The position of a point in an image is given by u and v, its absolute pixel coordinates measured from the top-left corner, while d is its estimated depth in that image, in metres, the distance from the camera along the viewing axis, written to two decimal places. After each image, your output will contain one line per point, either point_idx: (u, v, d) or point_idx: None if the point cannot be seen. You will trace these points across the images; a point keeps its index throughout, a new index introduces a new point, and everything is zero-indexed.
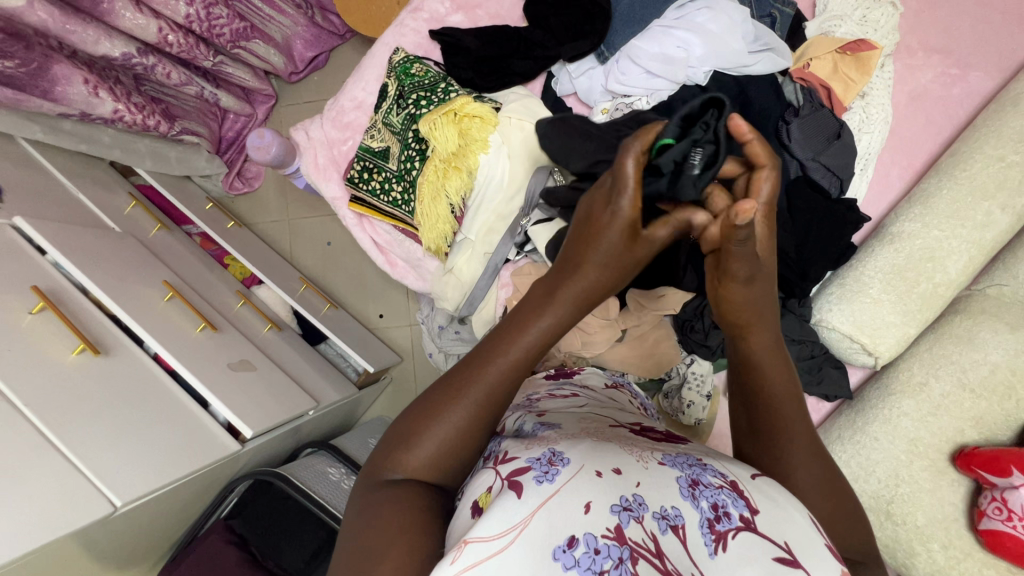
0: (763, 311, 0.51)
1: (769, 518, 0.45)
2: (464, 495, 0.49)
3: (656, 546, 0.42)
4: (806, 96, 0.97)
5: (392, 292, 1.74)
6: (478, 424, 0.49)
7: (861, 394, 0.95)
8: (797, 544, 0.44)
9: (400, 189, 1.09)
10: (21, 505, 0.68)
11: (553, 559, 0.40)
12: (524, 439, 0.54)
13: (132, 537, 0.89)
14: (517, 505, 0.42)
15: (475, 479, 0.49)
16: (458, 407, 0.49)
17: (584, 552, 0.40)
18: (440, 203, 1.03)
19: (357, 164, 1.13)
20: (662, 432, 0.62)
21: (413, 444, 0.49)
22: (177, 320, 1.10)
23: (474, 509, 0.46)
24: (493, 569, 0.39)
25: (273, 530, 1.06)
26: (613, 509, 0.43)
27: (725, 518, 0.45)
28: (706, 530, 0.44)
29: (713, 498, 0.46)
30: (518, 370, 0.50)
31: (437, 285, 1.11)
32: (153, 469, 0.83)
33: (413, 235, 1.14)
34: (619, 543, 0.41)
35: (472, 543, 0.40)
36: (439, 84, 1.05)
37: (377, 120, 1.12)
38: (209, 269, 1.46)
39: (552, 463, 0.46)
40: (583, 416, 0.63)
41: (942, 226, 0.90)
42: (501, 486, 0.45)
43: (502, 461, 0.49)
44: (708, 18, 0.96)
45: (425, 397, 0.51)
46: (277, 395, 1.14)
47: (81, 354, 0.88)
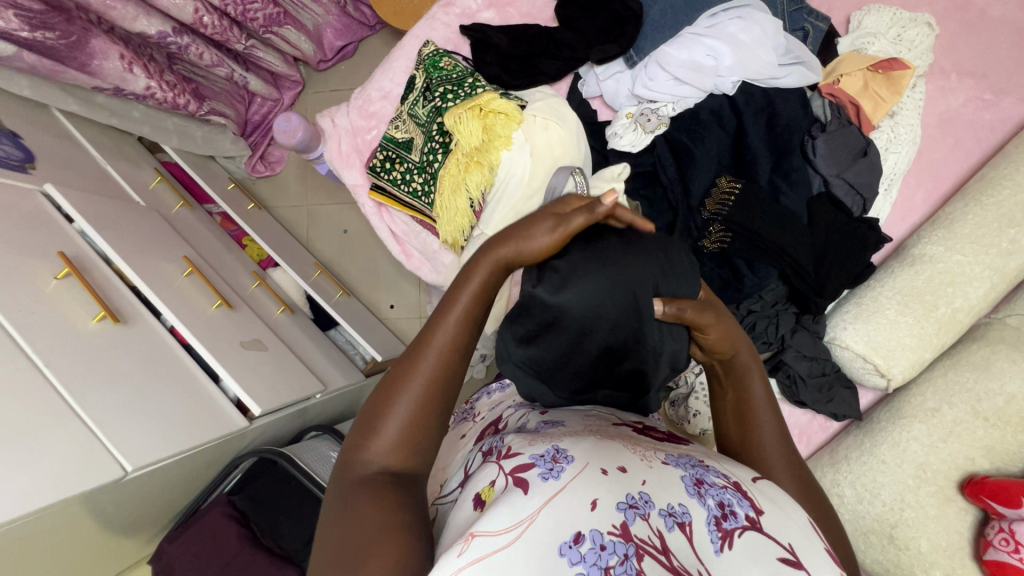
0: (723, 331, 0.61)
1: (771, 519, 0.46)
2: (467, 488, 0.50)
3: (661, 543, 0.42)
4: (834, 112, 0.96)
5: (404, 284, 1.77)
6: (438, 392, 0.51)
7: (872, 416, 0.94)
8: (799, 546, 0.46)
9: (421, 181, 1.10)
10: (38, 462, 0.70)
11: (559, 554, 0.40)
12: (528, 434, 0.55)
13: (138, 503, 0.91)
14: (523, 501, 0.43)
15: (479, 471, 0.51)
16: (415, 379, 0.51)
17: (590, 548, 0.40)
18: (459, 197, 1.03)
19: (380, 153, 1.14)
20: (664, 431, 0.63)
21: (377, 430, 0.50)
22: (194, 296, 1.12)
23: (477, 502, 0.47)
24: (497, 562, 0.40)
25: (273, 507, 1.08)
26: (619, 506, 0.43)
27: (732, 516, 0.46)
28: (714, 528, 0.45)
29: (719, 497, 0.47)
30: (460, 332, 0.53)
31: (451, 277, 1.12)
32: (163, 438, 0.84)
33: (429, 227, 1.16)
34: (625, 539, 0.41)
35: (476, 538, 0.41)
36: (466, 79, 1.06)
37: (403, 111, 1.13)
38: (227, 248, 1.48)
39: (556, 461, 0.47)
40: (588, 413, 0.63)
41: (966, 250, 0.89)
42: (506, 483, 0.47)
43: (505, 457, 0.50)
44: (739, 29, 0.96)
45: (383, 381, 0.53)
46: (287, 375, 1.16)
47: (102, 322, 0.90)
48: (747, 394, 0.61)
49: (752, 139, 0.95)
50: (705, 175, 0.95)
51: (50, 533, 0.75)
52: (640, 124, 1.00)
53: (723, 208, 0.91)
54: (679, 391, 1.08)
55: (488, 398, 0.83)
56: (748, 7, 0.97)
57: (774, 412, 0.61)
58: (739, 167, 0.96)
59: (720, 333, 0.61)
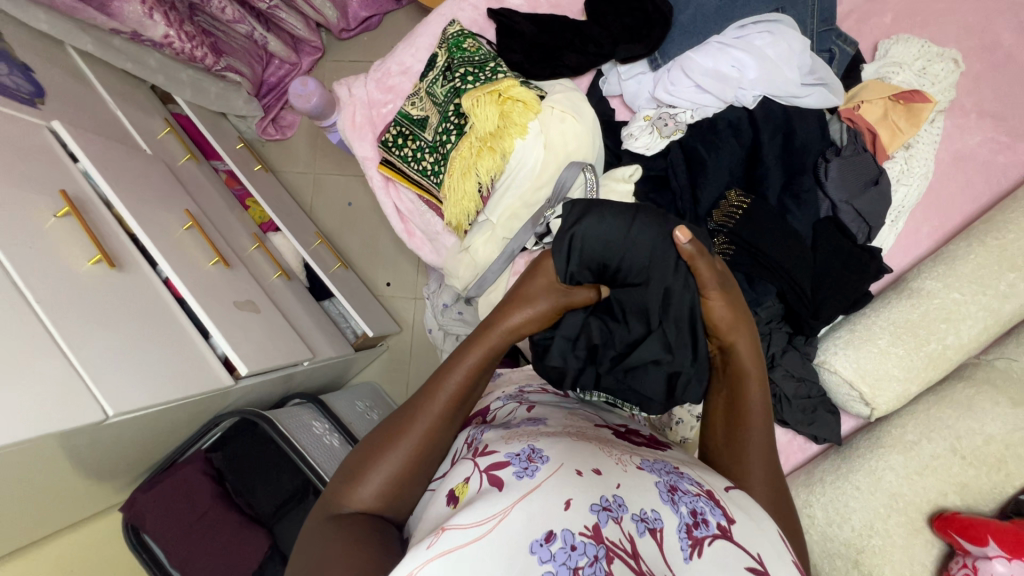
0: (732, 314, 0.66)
1: (742, 528, 0.51)
2: (444, 482, 0.57)
3: (632, 547, 0.46)
4: (851, 136, 0.97)
5: (403, 263, 1.77)
6: (424, 452, 0.59)
7: (851, 441, 0.95)
8: (767, 555, 0.50)
9: (432, 160, 1.09)
10: (18, 396, 0.69)
11: (530, 551, 0.44)
12: (507, 431, 0.60)
13: (116, 448, 0.91)
14: (500, 498, 0.48)
15: (457, 466, 0.57)
16: (405, 439, 0.59)
17: (561, 547, 0.44)
18: (468, 180, 1.02)
19: (393, 128, 1.14)
20: (643, 436, 0.68)
21: (362, 478, 0.58)
22: (192, 250, 1.11)
23: (451, 497, 0.53)
24: (470, 553, 0.45)
25: (248, 467, 1.08)
26: (593, 508, 0.47)
27: (703, 524, 0.49)
28: (684, 535, 0.49)
29: (692, 505, 0.51)
30: (452, 401, 0.61)
31: (449, 260, 1.11)
32: (148, 387, 0.84)
33: (435, 207, 1.15)
34: (596, 541, 0.45)
35: (451, 529, 0.46)
36: (488, 63, 1.05)
37: (421, 88, 1.12)
38: (229, 207, 1.47)
39: (532, 461, 0.52)
40: (572, 411, 0.70)
41: (964, 289, 0.89)
42: (482, 481, 0.52)
43: (480, 455, 0.56)
44: (766, 43, 0.95)
45: (377, 436, 0.61)
46: (276, 340, 1.16)
47: (97, 265, 0.89)
48: (742, 392, 0.65)
49: (766, 155, 0.95)
50: (715, 186, 0.95)
51: (24, 468, 0.75)
52: (657, 127, 1.00)
53: (730, 221, 0.91)
54: None
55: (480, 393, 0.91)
56: (778, 23, 0.97)
57: (767, 423, 0.64)
58: (750, 183, 0.96)
59: (725, 311, 0.65)
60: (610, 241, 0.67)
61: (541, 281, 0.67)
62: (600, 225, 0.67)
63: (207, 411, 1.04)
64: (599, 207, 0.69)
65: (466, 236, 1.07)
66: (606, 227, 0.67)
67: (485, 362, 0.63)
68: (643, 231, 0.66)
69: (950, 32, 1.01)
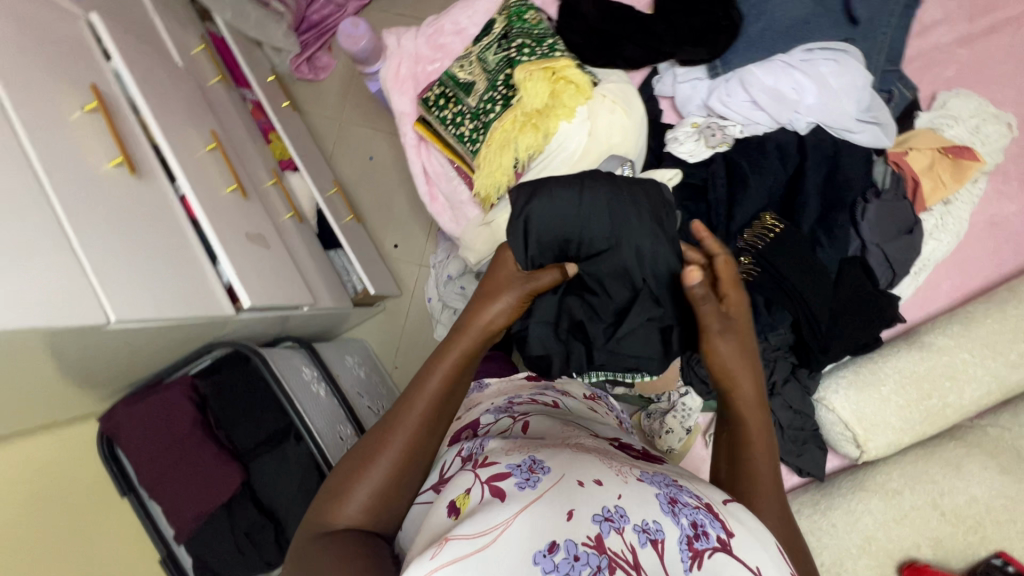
0: (733, 353, 0.65)
1: (741, 542, 0.51)
2: (445, 491, 0.57)
3: (633, 558, 0.47)
4: (893, 182, 0.95)
5: (414, 228, 1.76)
6: (407, 463, 0.59)
7: (833, 479, 0.96)
8: (765, 567, 0.51)
9: (471, 127, 1.07)
10: (25, 283, 0.66)
11: (533, 562, 0.46)
12: (508, 443, 0.63)
13: (106, 356, 0.89)
14: (500, 508, 0.50)
15: (457, 476, 0.57)
16: (385, 454, 0.59)
17: (563, 558, 0.46)
18: (505, 152, 1.00)
19: (437, 88, 1.11)
20: (639, 450, 0.72)
21: (346, 498, 0.58)
22: (211, 173, 1.09)
23: (452, 509, 0.53)
24: (475, 563, 0.46)
25: (234, 399, 1.06)
26: (595, 518, 0.49)
27: (703, 536, 0.50)
28: (685, 547, 0.50)
29: (693, 517, 0.52)
30: (429, 411, 0.61)
31: (467, 232, 1.09)
32: (154, 301, 0.82)
33: (464, 175, 1.14)
34: (598, 551, 0.47)
35: (454, 540, 0.47)
36: (546, 39, 1.03)
37: (472, 52, 1.10)
38: (252, 138, 1.43)
39: (533, 473, 0.54)
40: (569, 425, 0.74)
41: (975, 350, 0.90)
42: (482, 491, 0.53)
43: (481, 465, 0.57)
44: (831, 71, 0.94)
45: (355, 453, 0.61)
46: (282, 279, 1.14)
47: (117, 168, 0.87)
48: (750, 438, 0.64)
49: (808, 183, 0.93)
50: (751, 205, 0.94)
51: (17, 359, 0.73)
52: (703, 136, 0.99)
53: (759, 242, 0.91)
54: (658, 405, 1.07)
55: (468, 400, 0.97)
56: (845, 53, 0.95)
57: (771, 448, 0.63)
58: (787, 209, 0.95)
59: (731, 347, 0.65)
60: (566, 216, 0.72)
61: (508, 269, 0.69)
62: (551, 203, 0.71)
63: (200, 337, 1.01)
64: (548, 190, 0.72)
65: (491, 209, 1.04)
66: (566, 216, 0.72)
67: (461, 367, 0.64)
68: (595, 206, 0.73)
69: (1009, 95, 1.00)
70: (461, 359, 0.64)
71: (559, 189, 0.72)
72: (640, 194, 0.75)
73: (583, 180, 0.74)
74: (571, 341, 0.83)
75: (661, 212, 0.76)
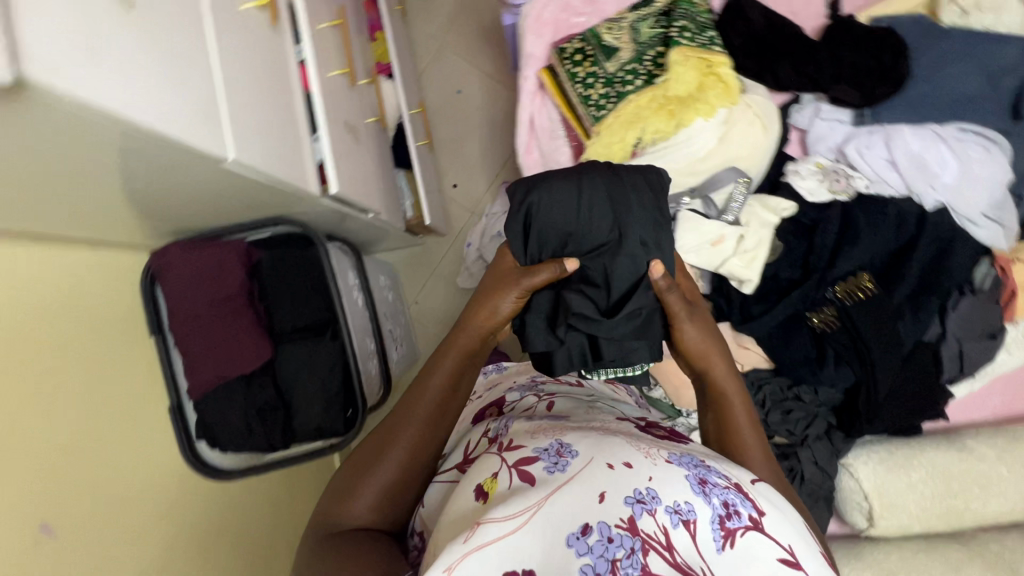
0: (699, 333, 0.74)
1: (772, 521, 0.52)
2: (469, 477, 0.59)
3: (665, 538, 0.48)
4: (991, 286, 0.94)
5: (478, 174, 1.75)
6: (413, 459, 0.67)
7: (830, 543, 0.97)
8: (797, 548, 0.51)
9: (602, 92, 1.03)
10: (174, 92, 0.59)
11: (567, 544, 0.47)
12: (532, 425, 0.64)
13: (184, 199, 0.85)
14: (532, 492, 0.51)
15: (482, 460, 0.60)
16: (393, 452, 0.66)
17: (597, 540, 0.47)
18: (631, 130, 0.97)
19: (576, 43, 1.07)
20: (665, 428, 0.70)
21: (356, 496, 0.64)
22: (328, 50, 1.04)
23: (480, 493, 0.55)
24: (506, 546, 0.48)
25: (285, 279, 1.04)
26: (627, 500, 0.49)
27: (736, 516, 0.50)
28: (717, 526, 0.49)
29: (724, 497, 0.51)
30: (432, 405, 0.69)
31: None
32: (265, 155, 0.77)
33: (571, 138, 1.11)
34: (631, 533, 0.47)
35: (486, 524, 0.49)
36: (707, 30, 1.00)
37: (625, 18, 1.05)
38: (362, 30, 1.38)
39: (561, 456, 0.55)
40: (592, 409, 0.74)
41: (1010, 467, 0.92)
42: (510, 474, 0.55)
43: (509, 450, 0.59)
44: (978, 157, 0.92)
45: (361, 454, 0.68)
46: (361, 179, 1.10)
47: (256, 10, 0.83)
48: (731, 404, 0.72)
49: (915, 259, 0.92)
50: (854, 259, 0.93)
51: (135, 172, 0.66)
52: (827, 180, 0.96)
53: (850, 300, 0.92)
54: (683, 421, 1.07)
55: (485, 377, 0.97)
56: (996, 145, 0.94)
57: (745, 403, 0.73)
58: (885, 276, 0.94)
59: (695, 327, 0.74)
60: (567, 210, 0.73)
61: (509, 261, 0.76)
62: (553, 193, 0.73)
63: (270, 208, 0.97)
64: (548, 186, 0.74)
65: None
66: (566, 206, 0.73)
67: (461, 364, 0.73)
68: (596, 201, 0.73)
69: None
70: (460, 359, 0.73)
71: (559, 184, 0.73)
72: (636, 181, 0.75)
73: (583, 177, 0.75)
74: (578, 350, 0.74)
75: (659, 199, 0.76)
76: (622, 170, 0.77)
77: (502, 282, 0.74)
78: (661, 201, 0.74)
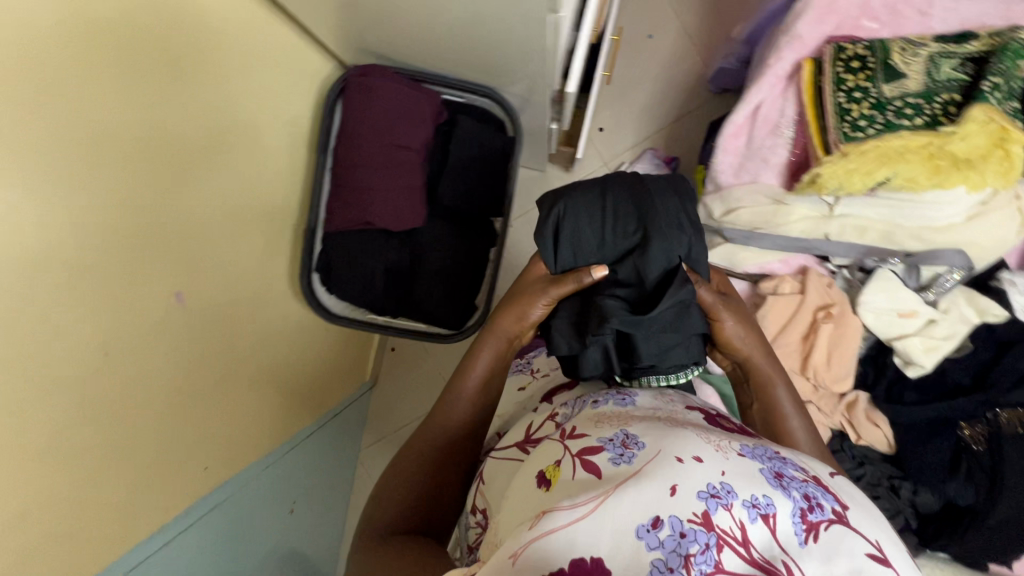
0: (742, 326, 0.74)
1: (860, 517, 0.42)
2: (534, 463, 0.52)
3: (743, 535, 0.39)
4: None
5: (628, 126, 1.68)
6: (446, 460, 0.70)
7: None
8: (886, 544, 0.41)
9: (866, 115, 0.93)
10: None
11: (637, 536, 0.39)
12: (600, 413, 0.56)
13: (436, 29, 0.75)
14: (598, 484, 0.44)
15: (547, 447, 0.52)
16: (427, 455, 0.70)
17: (669, 534, 0.39)
18: (881, 170, 0.90)
19: (859, 50, 0.96)
20: (736, 424, 0.59)
21: (391, 506, 0.66)
22: None
23: (543, 480, 0.48)
24: (574, 543, 0.40)
25: (462, 152, 0.96)
26: (699, 494, 0.41)
27: (818, 509, 0.41)
28: (798, 519, 0.40)
29: (804, 489, 0.42)
30: (469, 400, 0.74)
31: (747, 194, 1.07)
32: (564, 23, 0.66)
33: (792, 143, 1.05)
34: (706, 529, 0.39)
35: (550, 514, 0.41)
36: (1014, 98, 0.90)
37: (928, 46, 0.94)
38: None
39: (627, 447, 0.47)
40: (662, 394, 0.64)
41: None
42: (575, 462, 0.48)
43: (572, 438, 0.51)
44: None
45: (396, 462, 0.71)
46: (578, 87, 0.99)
47: None
48: (774, 395, 0.73)
49: None
50: None
51: None
52: None
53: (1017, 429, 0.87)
54: None
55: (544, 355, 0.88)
56: None
57: (789, 391, 0.74)
58: None
59: (736, 315, 0.73)
60: (593, 215, 0.71)
61: (539, 271, 0.76)
62: (581, 203, 0.71)
63: (500, 75, 0.88)
64: (572, 191, 0.72)
65: (795, 197, 1.02)
66: (591, 208, 0.71)
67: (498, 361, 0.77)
68: (617, 201, 0.70)
69: None
70: (495, 353, 0.77)
71: (581, 193, 0.71)
72: (660, 186, 0.72)
73: (604, 182, 0.73)
74: (614, 356, 0.66)
75: (687, 202, 0.72)
76: (644, 177, 0.74)
77: (528, 289, 0.75)
78: (686, 202, 0.70)
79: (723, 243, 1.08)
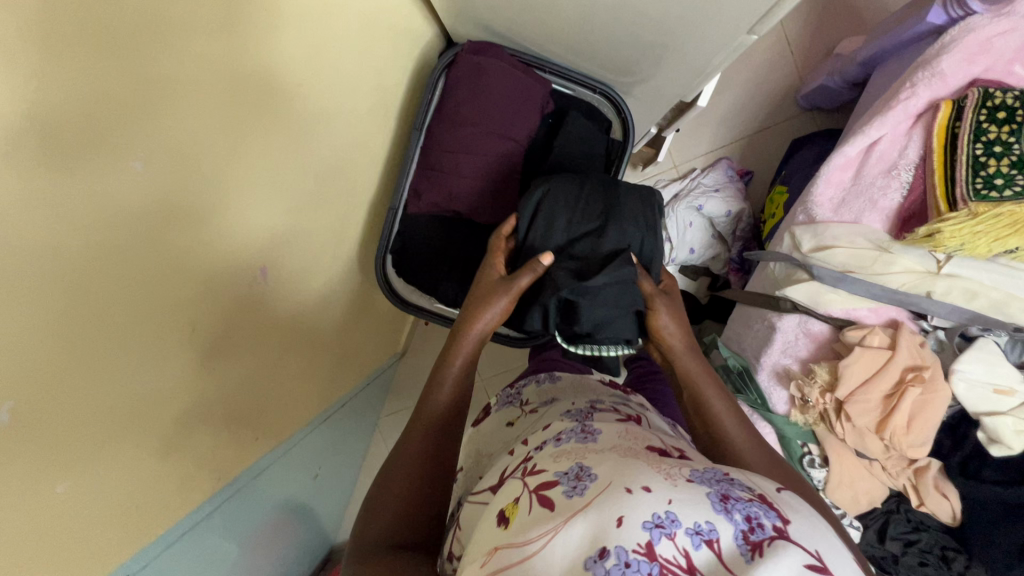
0: (676, 326, 0.77)
1: (800, 528, 0.40)
2: (493, 507, 0.50)
3: (687, 563, 0.38)
4: None
5: (707, 131, 1.61)
6: (433, 465, 0.65)
7: None
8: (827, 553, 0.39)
9: (1006, 177, 0.86)
10: None
11: (584, 568, 0.38)
12: (561, 448, 0.54)
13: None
14: (547, 517, 0.43)
15: (508, 487, 0.51)
16: (414, 456, 0.65)
17: (614, 564, 0.38)
18: (1004, 240, 0.87)
19: (1008, 100, 0.87)
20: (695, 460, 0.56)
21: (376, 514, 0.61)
22: None
23: (502, 519, 0.47)
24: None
25: (569, 138, 0.89)
26: (644, 524, 0.39)
27: (759, 528, 0.39)
28: (741, 541, 0.38)
29: (747, 510, 0.40)
30: (449, 399, 0.71)
31: (847, 236, 0.99)
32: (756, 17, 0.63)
33: (906, 188, 0.98)
34: (648, 559, 0.38)
35: (502, 551, 0.43)
36: None
37: None
38: None
39: (580, 480, 0.46)
40: (631, 428, 0.58)
41: None
42: (531, 498, 0.46)
43: (532, 474, 0.50)
44: None
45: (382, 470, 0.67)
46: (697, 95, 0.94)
47: None
48: (710, 402, 0.71)
49: None
50: None
51: None
52: None
53: None
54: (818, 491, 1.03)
55: (537, 388, 0.84)
56: None
57: (727, 401, 0.72)
58: None
59: (671, 312, 0.77)
60: (566, 203, 0.81)
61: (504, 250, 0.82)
62: (557, 192, 0.82)
63: (634, 67, 0.87)
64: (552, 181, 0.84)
65: (899, 246, 0.96)
66: (563, 197, 0.81)
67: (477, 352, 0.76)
68: (587, 193, 0.82)
69: None
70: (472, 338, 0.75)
71: (558, 185, 0.83)
72: (628, 192, 0.84)
73: (579, 179, 0.85)
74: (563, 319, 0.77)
75: (649, 211, 0.83)
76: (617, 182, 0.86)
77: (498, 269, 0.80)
78: (649, 206, 0.83)
79: (809, 280, 1.02)
